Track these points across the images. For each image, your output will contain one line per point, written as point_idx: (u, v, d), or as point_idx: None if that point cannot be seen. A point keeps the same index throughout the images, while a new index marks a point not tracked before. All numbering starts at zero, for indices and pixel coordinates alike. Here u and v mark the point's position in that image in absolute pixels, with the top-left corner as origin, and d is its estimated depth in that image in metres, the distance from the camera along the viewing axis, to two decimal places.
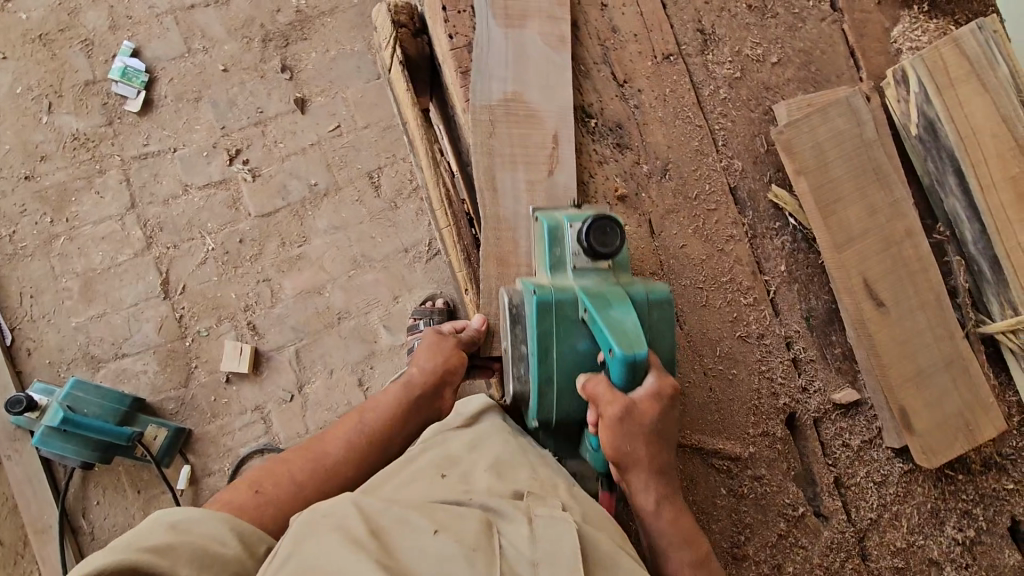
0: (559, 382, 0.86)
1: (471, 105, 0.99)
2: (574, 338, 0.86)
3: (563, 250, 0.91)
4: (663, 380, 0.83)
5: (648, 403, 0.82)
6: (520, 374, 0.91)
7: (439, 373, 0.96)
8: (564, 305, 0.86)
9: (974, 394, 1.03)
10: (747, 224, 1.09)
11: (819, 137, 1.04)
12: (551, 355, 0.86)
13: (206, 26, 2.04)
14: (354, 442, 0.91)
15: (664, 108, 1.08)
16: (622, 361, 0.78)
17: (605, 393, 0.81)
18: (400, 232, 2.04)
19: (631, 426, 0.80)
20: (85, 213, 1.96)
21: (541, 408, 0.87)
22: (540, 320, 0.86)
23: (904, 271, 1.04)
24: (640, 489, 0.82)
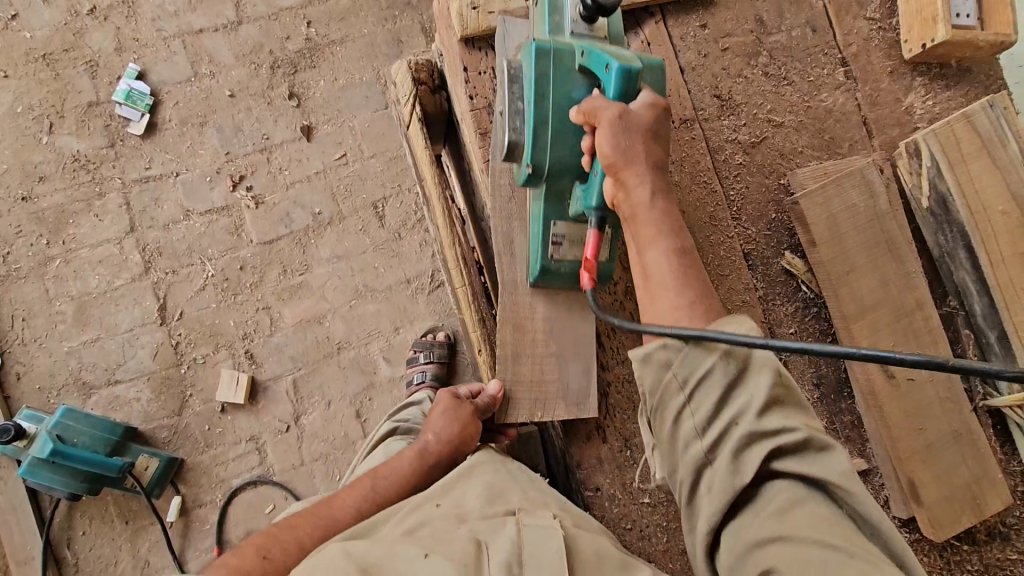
0: (554, 123, 0.84)
1: (491, 168, 0.99)
2: (570, 84, 0.84)
3: (564, 19, 0.87)
4: (659, 100, 0.78)
5: (644, 111, 0.76)
6: (514, 129, 0.88)
7: (456, 442, 0.98)
8: (562, 52, 0.83)
9: (982, 467, 1.03)
10: (760, 289, 1.09)
11: (834, 209, 1.05)
12: (547, 98, 0.84)
13: (214, 52, 2.03)
14: (366, 508, 0.90)
15: (680, 172, 1.09)
16: (620, 72, 0.76)
17: (602, 104, 0.77)
18: (403, 263, 2.04)
19: (625, 122, 0.74)
20: (83, 235, 1.92)
21: (535, 147, 0.85)
22: (538, 63, 0.83)
23: (915, 344, 1.04)
24: (633, 183, 0.74)
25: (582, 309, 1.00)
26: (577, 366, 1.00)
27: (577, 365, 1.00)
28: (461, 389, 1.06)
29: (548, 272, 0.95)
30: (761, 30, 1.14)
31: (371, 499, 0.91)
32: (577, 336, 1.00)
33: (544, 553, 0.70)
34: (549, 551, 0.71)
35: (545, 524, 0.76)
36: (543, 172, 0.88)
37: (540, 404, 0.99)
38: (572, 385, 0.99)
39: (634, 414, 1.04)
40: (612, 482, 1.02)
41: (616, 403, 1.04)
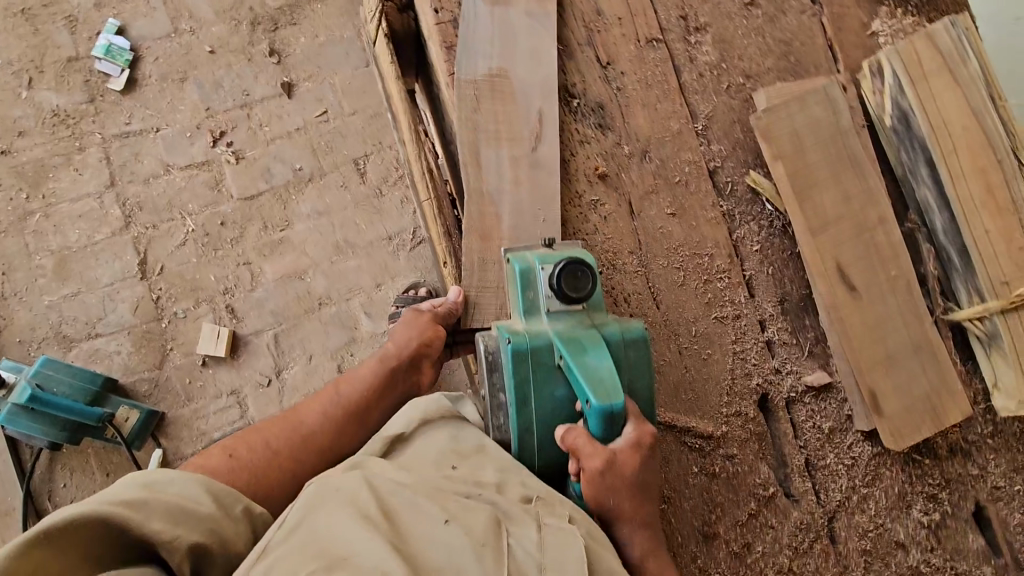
0: (539, 431, 0.89)
1: (455, 79, 1.00)
2: (551, 384, 0.89)
3: (537, 294, 0.91)
4: (641, 428, 0.85)
5: (629, 452, 0.84)
6: (499, 424, 0.92)
7: (415, 346, 0.99)
8: (540, 351, 0.88)
9: (942, 379, 1.05)
10: (725, 207, 1.10)
11: (796, 125, 1.06)
12: (530, 403, 0.88)
13: (194, 8, 2.03)
14: (329, 411, 0.94)
15: (646, 91, 1.09)
16: (600, 413, 0.81)
17: (585, 447, 0.83)
18: (385, 219, 2.04)
19: (611, 478, 0.82)
20: (63, 190, 1.92)
21: (522, 456, 0.89)
22: (517, 372, 0.88)
23: (875, 258, 1.06)
24: (625, 542, 0.85)
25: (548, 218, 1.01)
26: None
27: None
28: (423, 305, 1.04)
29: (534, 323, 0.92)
30: None
31: (334, 405, 0.94)
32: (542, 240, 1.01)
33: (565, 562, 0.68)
34: (568, 559, 0.69)
35: (567, 526, 0.74)
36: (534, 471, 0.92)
37: (505, 312, 1.00)
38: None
39: None
40: None
41: None
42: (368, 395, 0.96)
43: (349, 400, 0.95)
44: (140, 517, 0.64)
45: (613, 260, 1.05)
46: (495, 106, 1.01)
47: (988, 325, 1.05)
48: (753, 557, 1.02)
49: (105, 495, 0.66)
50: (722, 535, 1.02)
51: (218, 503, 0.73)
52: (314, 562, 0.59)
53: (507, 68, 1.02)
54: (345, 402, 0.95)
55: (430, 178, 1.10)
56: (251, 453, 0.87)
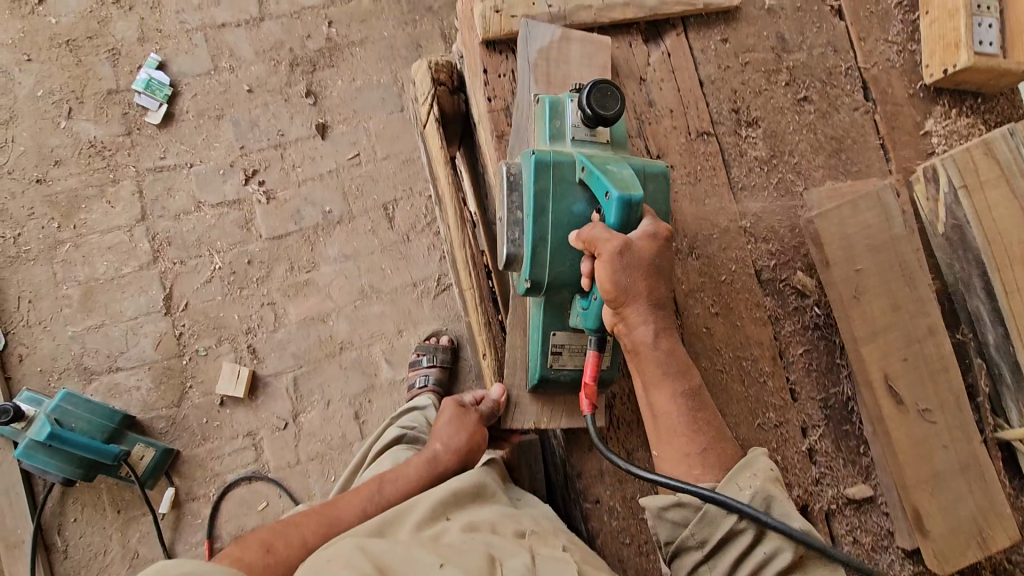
0: (553, 241, 0.85)
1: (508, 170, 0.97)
2: (570, 198, 0.85)
3: (563, 122, 0.90)
4: (660, 225, 0.81)
5: (646, 242, 0.79)
6: (513, 239, 0.88)
7: (465, 448, 1.00)
8: (561, 164, 0.85)
9: (989, 501, 1.01)
10: (770, 308, 1.07)
11: (848, 230, 1.04)
12: (546, 214, 0.85)
13: (235, 46, 2.05)
14: (370, 513, 0.92)
15: (695, 185, 1.07)
16: (620, 201, 0.78)
17: (603, 235, 0.78)
18: (411, 266, 2.04)
19: (631, 260, 0.77)
20: (94, 221, 1.93)
21: (534, 265, 0.85)
22: (537, 179, 0.84)
23: (925, 372, 1.03)
24: (638, 324, 0.79)
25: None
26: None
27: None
28: (464, 397, 1.08)
29: (547, 379, 0.95)
30: (782, 47, 1.14)
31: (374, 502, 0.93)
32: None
33: None
34: None
35: (559, 558, 0.77)
36: (543, 286, 0.87)
37: (547, 413, 0.99)
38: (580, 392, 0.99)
39: (639, 427, 1.01)
40: (612, 496, 0.99)
41: (620, 416, 1.01)
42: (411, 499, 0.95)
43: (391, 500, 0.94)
44: None
45: None
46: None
47: None
48: None
49: None
50: None
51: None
52: None
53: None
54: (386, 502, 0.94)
55: (476, 270, 1.10)
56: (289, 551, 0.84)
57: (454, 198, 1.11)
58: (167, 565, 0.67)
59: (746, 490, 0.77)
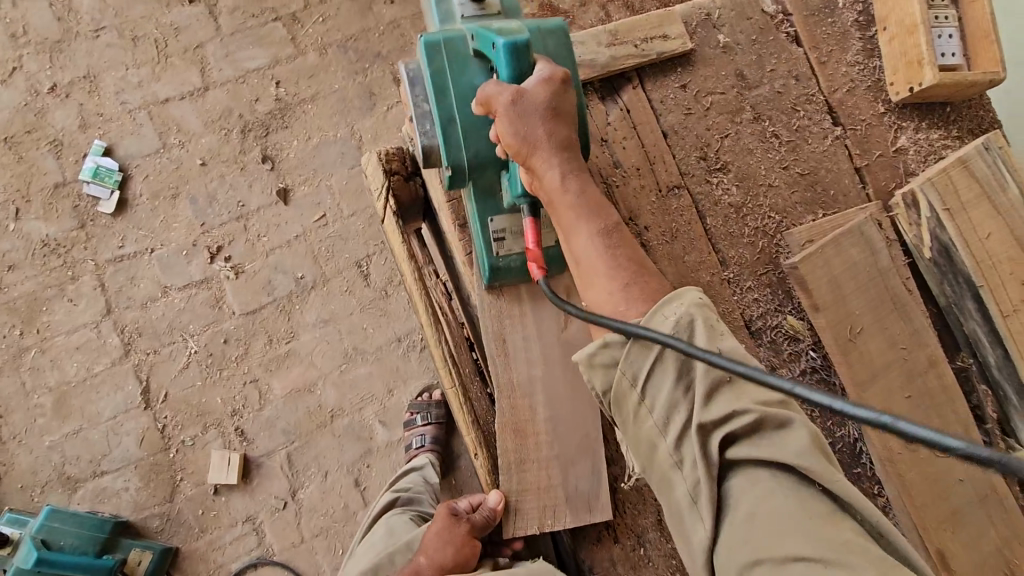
0: (463, 119, 0.83)
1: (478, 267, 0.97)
2: (469, 73, 0.84)
3: (450, 7, 0.93)
4: (556, 69, 0.77)
5: (541, 87, 0.75)
6: (426, 131, 0.86)
7: (449, 564, 1.01)
8: (453, 39, 0.84)
9: (1013, 530, 0.99)
10: (764, 358, 1.03)
11: (835, 271, 1.00)
12: (449, 91, 0.83)
13: (182, 120, 1.98)
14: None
15: (673, 243, 1.03)
16: (507, 50, 0.75)
17: (495, 90, 0.75)
18: (392, 321, 1.98)
19: (524, 107, 0.73)
20: (58, 322, 1.85)
21: (449, 147, 0.83)
22: (432, 62, 0.83)
23: (930, 407, 1.00)
24: (544, 170, 0.74)
25: (582, 402, 0.98)
26: (584, 466, 0.97)
27: (583, 464, 0.97)
28: (461, 504, 1.11)
29: (498, 270, 0.93)
30: (743, 84, 1.10)
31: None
32: (582, 435, 0.98)
33: None
34: None
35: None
36: (465, 170, 0.85)
37: (548, 511, 0.97)
38: (580, 487, 0.97)
39: (646, 509, 0.98)
40: None
41: (625, 499, 0.99)
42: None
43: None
44: None
45: None
46: (521, 302, 0.98)
47: None
48: None
49: None
50: None
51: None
52: None
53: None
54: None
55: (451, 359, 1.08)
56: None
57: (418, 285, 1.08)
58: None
59: (668, 318, 0.65)
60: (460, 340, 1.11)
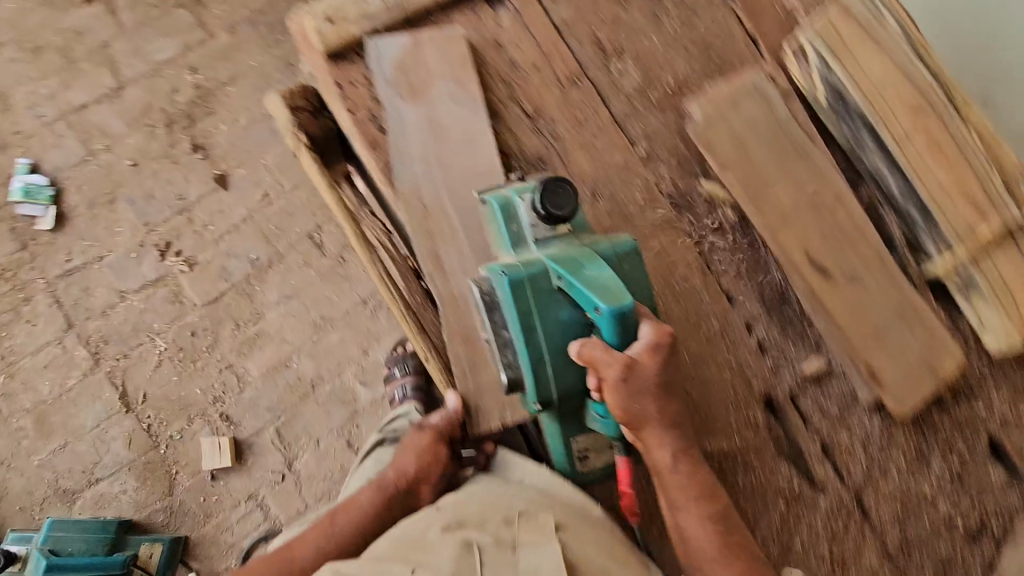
0: (551, 358, 0.86)
1: (398, 191, 0.95)
2: (556, 306, 0.85)
3: (519, 225, 0.89)
4: (660, 333, 0.83)
5: (646, 354, 0.82)
6: (509, 361, 0.90)
7: (415, 475, 1.01)
8: (536, 276, 0.84)
9: (932, 336, 1.07)
10: (688, 224, 1.09)
11: (735, 128, 1.05)
12: (535, 329, 0.85)
13: (103, 124, 1.95)
14: (324, 552, 0.93)
15: (582, 132, 1.06)
16: (611, 315, 0.79)
17: (603, 356, 0.81)
18: (355, 285, 2.01)
19: (633, 384, 0.82)
20: (21, 345, 1.85)
21: (539, 387, 0.86)
22: (518, 301, 0.84)
23: (843, 239, 1.07)
24: (656, 447, 0.89)
25: None
26: None
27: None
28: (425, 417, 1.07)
29: (580, 475, 1.02)
30: None
31: (332, 531, 0.95)
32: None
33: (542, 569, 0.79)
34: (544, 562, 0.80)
35: (537, 539, 0.84)
36: (553, 403, 0.89)
37: (507, 406, 0.98)
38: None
39: None
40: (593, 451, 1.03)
41: None
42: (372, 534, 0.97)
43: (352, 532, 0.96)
44: None
45: None
46: (443, 202, 0.96)
47: (963, 275, 1.10)
48: (795, 554, 1.06)
49: None
50: (763, 543, 1.05)
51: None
52: None
53: (447, 171, 0.96)
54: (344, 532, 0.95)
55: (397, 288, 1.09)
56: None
57: (352, 223, 1.12)
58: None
59: None
60: (404, 269, 1.10)
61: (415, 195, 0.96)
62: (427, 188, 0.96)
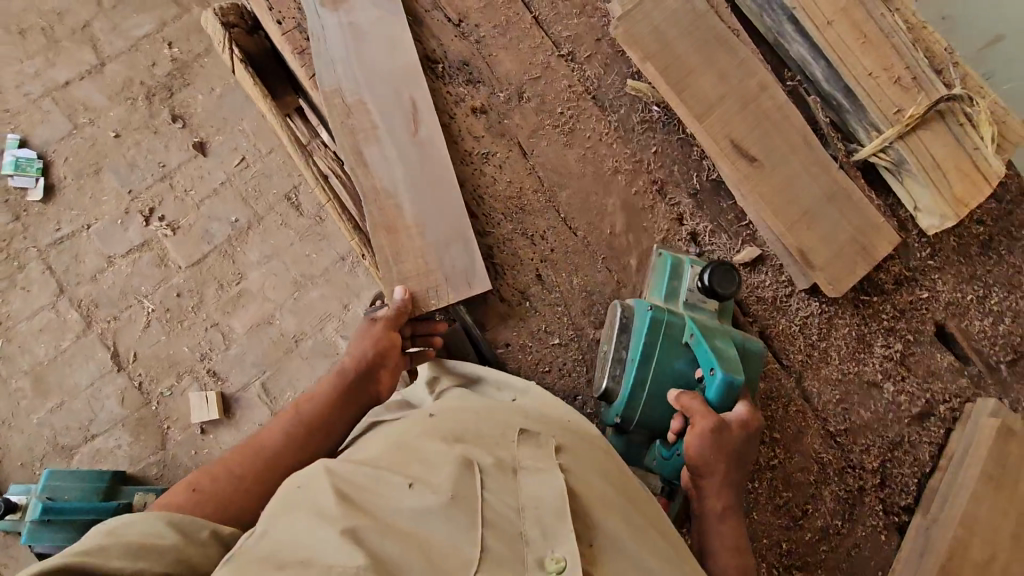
0: (650, 389, 0.98)
1: (320, 89, 0.99)
2: (676, 356, 0.99)
3: (679, 284, 1.05)
4: (753, 416, 0.94)
5: (737, 425, 0.92)
6: (614, 375, 1.01)
7: (373, 358, 0.97)
8: (674, 324, 0.99)
9: (863, 217, 1.09)
10: (615, 122, 1.11)
11: (655, 21, 1.06)
12: (652, 363, 0.98)
13: (86, 99, 2.04)
14: (288, 437, 0.91)
15: (506, 35, 1.09)
16: (723, 382, 0.93)
17: (702, 407, 0.92)
18: (332, 242, 2.06)
19: (720, 439, 0.90)
20: (17, 310, 1.95)
21: (629, 404, 0.99)
22: (650, 332, 0.98)
23: (768, 125, 1.08)
24: (711, 492, 0.92)
25: (444, 191, 1.01)
26: (459, 247, 1.00)
27: (458, 244, 1.00)
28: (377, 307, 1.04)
29: None
30: None
31: (297, 417, 0.93)
32: (451, 220, 1.01)
33: (543, 509, 0.67)
34: (546, 497, 0.69)
35: (544, 468, 0.72)
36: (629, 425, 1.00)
37: (433, 291, 0.99)
38: (458, 265, 1.00)
39: (524, 268, 1.05)
40: (520, 335, 1.05)
41: (503, 262, 1.05)
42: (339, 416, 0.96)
43: (319, 417, 0.94)
44: (102, 559, 0.61)
45: (520, 210, 1.07)
46: (364, 100, 1.00)
47: (892, 154, 1.10)
48: None
49: (72, 547, 0.64)
50: None
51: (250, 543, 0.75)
52: (270, 564, 0.56)
53: (368, 72, 1.01)
54: (309, 417, 0.93)
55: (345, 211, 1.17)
56: (210, 483, 0.82)
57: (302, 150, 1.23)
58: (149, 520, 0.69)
59: None
60: (351, 192, 1.17)
61: (336, 91, 0.99)
62: (348, 86, 1.00)
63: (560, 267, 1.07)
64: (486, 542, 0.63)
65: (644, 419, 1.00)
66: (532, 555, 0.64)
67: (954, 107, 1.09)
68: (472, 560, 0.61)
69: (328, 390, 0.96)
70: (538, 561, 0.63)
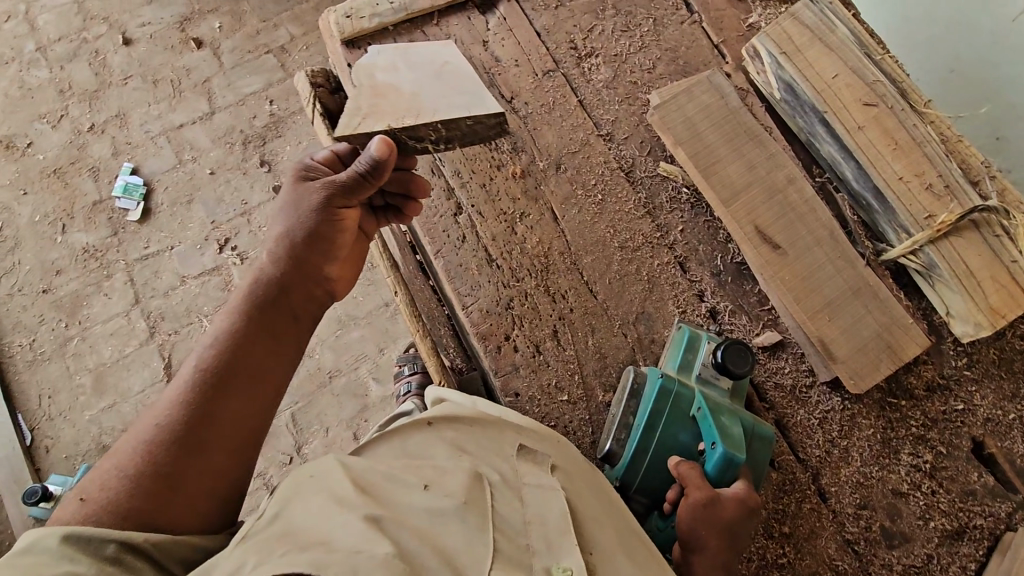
0: (651, 456, 0.98)
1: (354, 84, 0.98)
2: (681, 427, 0.99)
3: (695, 357, 1.05)
4: (753, 498, 0.92)
5: (734, 505, 0.90)
6: (618, 437, 1.01)
7: (311, 231, 0.93)
8: (682, 396, 0.99)
9: (889, 316, 1.08)
10: (645, 198, 1.18)
11: (689, 113, 1.15)
12: (655, 430, 0.98)
13: (193, 140, 2.34)
14: (186, 390, 0.83)
15: (552, 114, 1.21)
16: (722, 457, 0.92)
17: (698, 479, 0.91)
18: (380, 288, 2.19)
19: (712, 516, 0.88)
20: (95, 314, 2.16)
21: (629, 469, 0.99)
22: (657, 401, 0.98)
23: (793, 216, 1.12)
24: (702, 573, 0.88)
25: (445, 70, 1.02)
26: (461, 96, 0.99)
27: (466, 94, 0.99)
28: (308, 161, 0.98)
29: None
30: None
31: (209, 364, 0.85)
32: (459, 82, 1.01)
33: (549, 522, 0.74)
34: (552, 512, 0.75)
35: (546, 484, 0.79)
36: (629, 488, 1.01)
37: (425, 112, 0.94)
38: (463, 101, 0.98)
39: (542, 323, 1.11)
40: (530, 386, 1.08)
41: (521, 314, 1.11)
42: (266, 355, 0.89)
43: (237, 362, 0.87)
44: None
45: (545, 268, 1.13)
46: (394, 80, 0.99)
47: (922, 257, 1.10)
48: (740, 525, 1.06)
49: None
50: None
51: (203, 557, 0.79)
52: (295, 545, 0.62)
53: (409, 72, 1.01)
54: (226, 363, 0.86)
55: (385, 248, 1.25)
56: (122, 480, 0.77)
57: None
58: (43, 543, 0.69)
59: None
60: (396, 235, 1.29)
61: (371, 68, 1.00)
62: (383, 64, 1.02)
63: (577, 327, 1.11)
64: (498, 543, 0.69)
65: (643, 484, 1.00)
66: (539, 564, 0.70)
67: (989, 218, 1.08)
68: (485, 555, 0.68)
69: (243, 327, 0.89)
70: (544, 569, 0.70)
